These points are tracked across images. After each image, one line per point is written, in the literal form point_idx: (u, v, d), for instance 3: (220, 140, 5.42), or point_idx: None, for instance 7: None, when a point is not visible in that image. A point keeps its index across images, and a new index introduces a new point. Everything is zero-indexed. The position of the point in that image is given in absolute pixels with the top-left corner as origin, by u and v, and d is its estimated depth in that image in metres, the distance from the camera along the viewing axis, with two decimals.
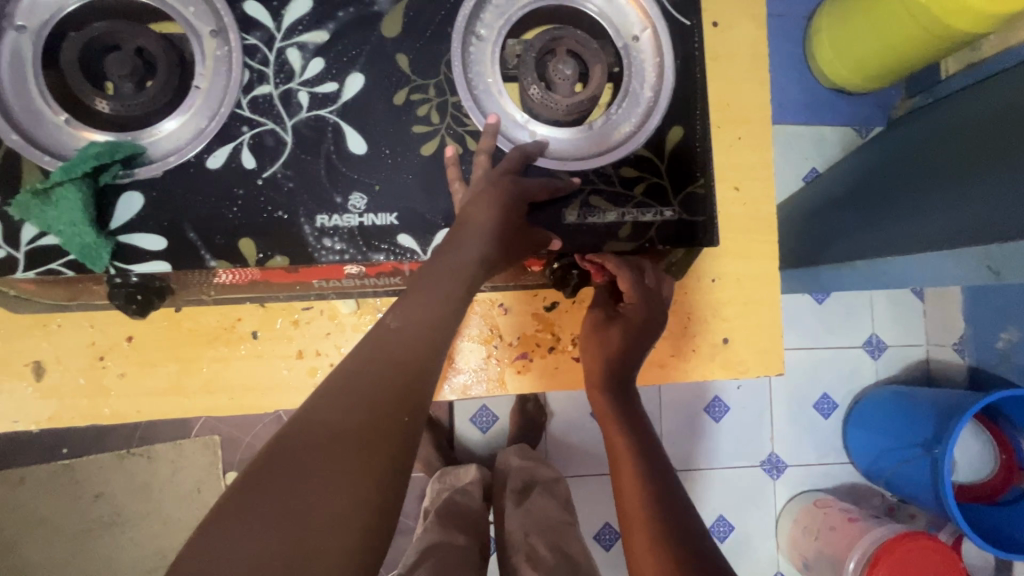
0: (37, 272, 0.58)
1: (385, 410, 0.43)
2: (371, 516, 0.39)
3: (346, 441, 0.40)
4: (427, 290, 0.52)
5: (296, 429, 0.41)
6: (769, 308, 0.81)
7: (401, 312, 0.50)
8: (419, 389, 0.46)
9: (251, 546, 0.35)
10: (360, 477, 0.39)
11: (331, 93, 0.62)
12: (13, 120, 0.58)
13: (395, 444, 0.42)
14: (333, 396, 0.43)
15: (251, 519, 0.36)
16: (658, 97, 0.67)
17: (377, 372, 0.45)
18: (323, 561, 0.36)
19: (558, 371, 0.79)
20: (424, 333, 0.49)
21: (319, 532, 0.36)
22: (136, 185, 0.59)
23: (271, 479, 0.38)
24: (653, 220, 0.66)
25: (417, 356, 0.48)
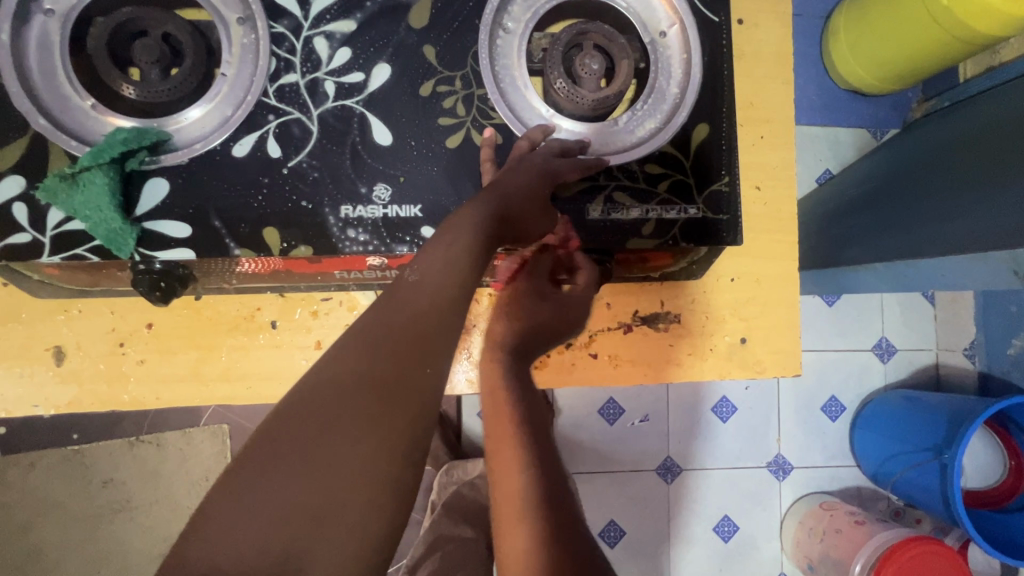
0: (62, 257, 0.58)
1: (409, 363, 0.40)
2: (397, 472, 0.37)
3: (369, 393, 0.38)
4: (447, 237, 0.49)
5: (316, 377, 0.39)
6: (788, 308, 0.81)
7: (420, 263, 0.46)
8: (445, 341, 0.43)
9: (274, 495, 0.34)
10: (381, 433, 0.38)
11: (357, 83, 0.62)
12: (41, 105, 0.58)
13: (419, 399, 0.40)
14: (352, 344, 0.40)
15: (265, 477, 0.34)
16: (684, 94, 0.66)
17: (397, 324, 0.42)
18: (347, 517, 0.35)
19: (575, 368, 0.78)
20: (449, 281, 0.45)
21: (342, 485, 0.35)
22: (162, 172, 0.59)
23: (285, 438, 0.36)
24: (677, 217, 0.65)
25: (440, 307, 0.44)
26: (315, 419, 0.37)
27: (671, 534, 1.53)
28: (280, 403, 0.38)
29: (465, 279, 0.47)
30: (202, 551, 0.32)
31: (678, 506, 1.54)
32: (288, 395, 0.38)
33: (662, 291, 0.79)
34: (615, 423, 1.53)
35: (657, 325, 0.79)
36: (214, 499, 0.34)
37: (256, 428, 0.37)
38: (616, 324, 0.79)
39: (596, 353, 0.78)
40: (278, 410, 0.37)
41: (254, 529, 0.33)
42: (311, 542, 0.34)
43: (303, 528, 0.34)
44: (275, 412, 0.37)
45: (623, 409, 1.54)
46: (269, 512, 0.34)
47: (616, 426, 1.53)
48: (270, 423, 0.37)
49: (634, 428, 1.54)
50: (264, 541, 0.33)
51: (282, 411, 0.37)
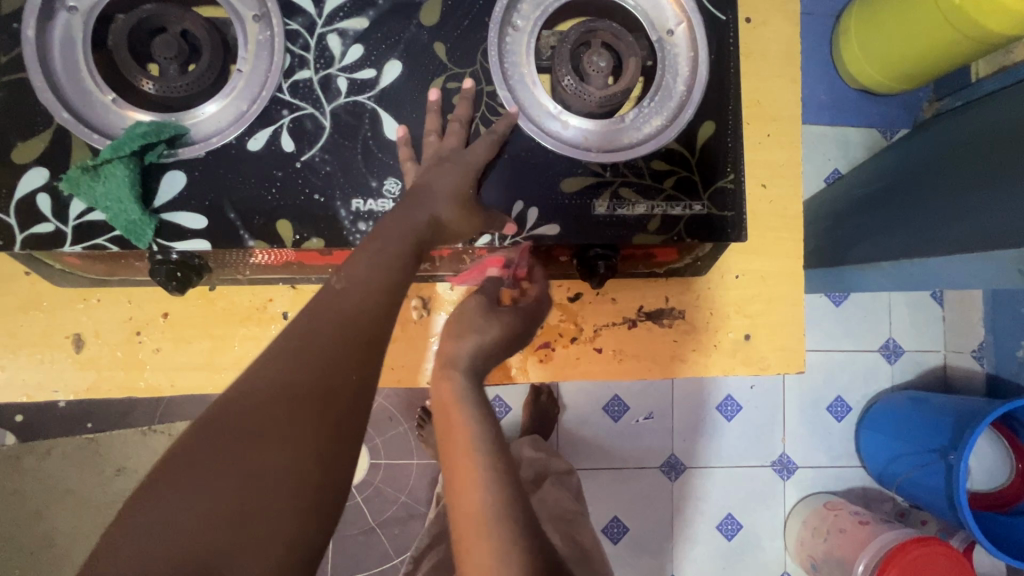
0: (84, 247, 0.59)
1: (337, 368, 0.41)
2: (323, 472, 0.38)
3: (295, 399, 0.39)
4: (379, 246, 0.50)
5: (239, 388, 0.39)
6: (792, 305, 0.81)
7: (347, 269, 0.47)
8: (372, 346, 0.44)
9: (190, 509, 0.34)
10: (306, 437, 0.38)
11: (369, 79, 0.63)
12: (65, 99, 0.60)
13: (347, 402, 0.41)
14: (278, 353, 0.41)
15: (177, 493, 0.34)
16: (690, 92, 0.67)
17: (326, 326, 0.43)
18: (270, 523, 0.35)
19: (580, 362, 0.79)
20: (378, 289, 0.47)
21: (266, 490, 0.36)
22: (180, 165, 0.61)
23: (200, 454, 0.36)
24: (682, 213, 0.66)
25: (370, 313, 0.45)
26: (236, 430, 0.37)
27: (675, 531, 1.54)
28: (202, 418, 0.38)
29: (395, 285, 0.48)
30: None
31: (681, 503, 1.54)
32: (209, 409, 0.39)
33: (667, 287, 0.80)
34: (619, 419, 1.54)
35: (662, 321, 0.80)
36: (126, 518, 0.34)
37: (175, 444, 0.37)
38: (621, 319, 0.80)
39: (600, 347, 0.80)
40: (198, 426, 0.38)
41: (166, 545, 0.32)
42: (232, 555, 0.34)
43: (223, 539, 0.34)
44: (196, 427, 0.38)
45: (628, 406, 1.55)
46: (182, 528, 0.33)
47: (620, 423, 1.54)
48: (190, 438, 0.37)
49: (639, 425, 1.55)
50: (174, 561, 0.32)
51: (203, 425, 0.38)
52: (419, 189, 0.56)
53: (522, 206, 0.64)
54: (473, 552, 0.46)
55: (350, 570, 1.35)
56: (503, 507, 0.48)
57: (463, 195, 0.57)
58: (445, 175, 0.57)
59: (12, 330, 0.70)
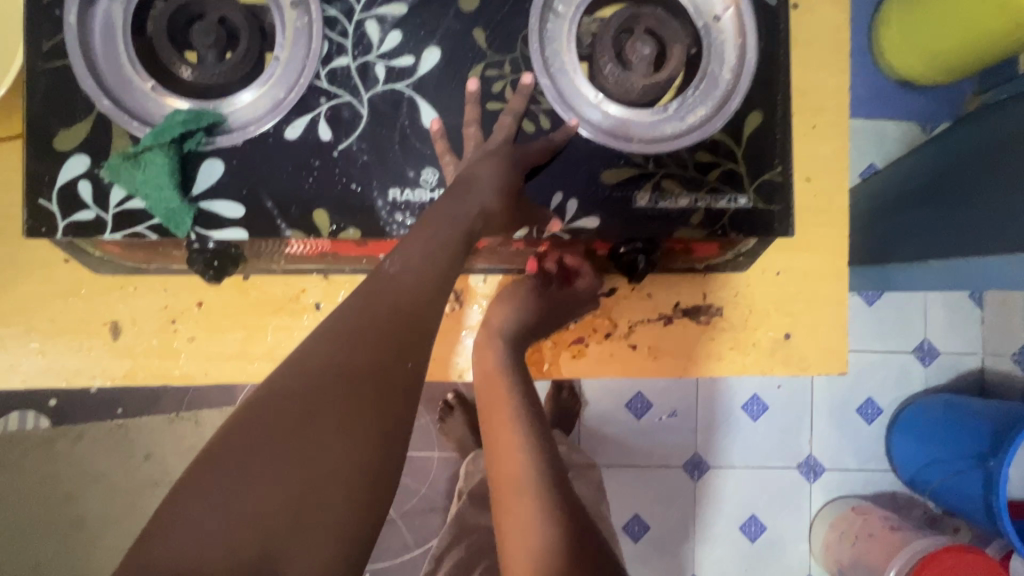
0: (123, 234, 0.59)
1: (392, 355, 0.40)
2: (376, 462, 0.38)
3: (350, 384, 0.38)
4: (428, 232, 0.50)
5: (294, 368, 0.39)
6: (836, 303, 0.78)
7: (400, 256, 0.47)
8: (424, 334, 0.43)
9: (246, 492, 0.34)
10: (360, 428, 0.38)
11: (407, 67, 0.62)
12: (105, 86, 0.59)
13: (403, 391, 0.40)
14: (331, 335, 0.40)
15: (234, 475, 0.34)
16: (737, 80, 0.65)
17: (380, 312, 0.42)
18: (325, 511, 0.35)
19: (613, 358, 0.77)
20: (427, 277, 0.46)
21: (320, 477, 0.36)
22: (218, 153, 0.60)
23: (257, 436, 0.36)
24: (727, 207, 0.64)
25: (421, 301, 0.44)
26: (290, 412, 0.37)
27: (697, 532, 1.52)
28: (255, 395, 0.38)
29: (443, 274, 0.47)
30: (167, 550, 0.31)
31: (703, 503, 1.52)
32: (262, 388, 0.38)
33: (705, 283, 0.78)
34: (642, 416, 1.52)
35: (699, 317, 0.78)
36: (180, 496, 0.34)
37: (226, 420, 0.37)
38: (657, 315, 0.78)
39: (634, 344, 0.77)
40: (251, 403, 0.37)
41: (225, 525, 0.33)
42: (289, 539, 0.34)
43: (282, 521, 0.34)
44: (247, 406, 0.37)
45: (651, 403, 1.53)
46: (243, 509, 0.33)
47: (643, 420, 1.52)
48: (243, 415, 0.37)
49: (662, 423, 1.52)
50: (234, 542, 0.32)
51: (256, 402, 0.37)
52: (463, 182, 0.55)
53: (562, 198, 0.63)
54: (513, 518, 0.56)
55: (371, 561, 1.36)
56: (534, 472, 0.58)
57: (509, 190, 0.56)
58: (489, 167, 0.56)
59: (51, 316, 0.71)
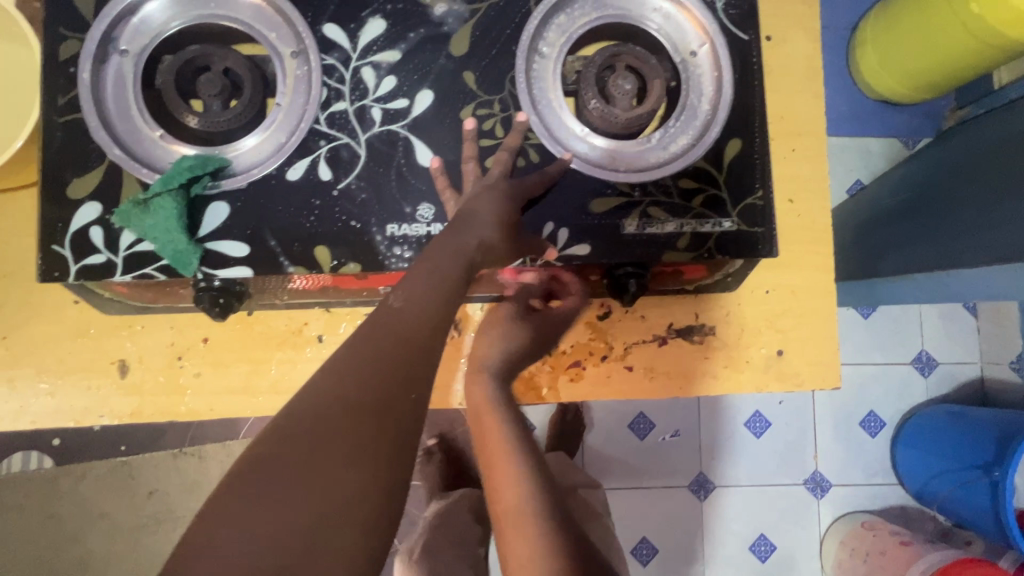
0: (133, 276, 0.62)
1: (397, 388, 0.42)
2: (384, 491, 0.39)
3: (358, 417, 0.40)
4: (428, 265, 0.51)
5: (304, 406, 0.40)
6: (826, 319, 0.80)
7: (403, 290, 0.48)
8: (425, 367, 0.45)
9: (261, 531, 0.34)
10: (370, 454, 0.39)
11: (402, 109, 0.65)
12: (117, 136, 0.63)
13: (407, 422, 0.41)
14: (340, 368, 0.42)
15: (252, 504, 0.35)
16: (716, 110, 0.68)
17: (387, 346, 0.44)
18: (336, 539, 0.36)
19: (611, 380, 0.79)
20: (432, 310, 0.48)
21: (334, 511, 0.36)
22: (223, 196, 0.63)
23: (272, 468, 0.37)
24: (711, 230, 0.67)
25: (425, 332, 0.46)
26: (303, 448, 0.38)
27: (705, 554, 1.51)
28: (266, 433, 0.39)
29: (447, 308, 0.49)
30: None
31: (711, 523, 1.51)
32: (278, 418, 0.39)
33: (697, 304, 0.80)
34: (645, 437, 1.52)
35: (693, 337, 0.80)
36: (200, 526, 0.34)
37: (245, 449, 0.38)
38: (651, 336, 0.79)
39: (630, 365, 0.79)
40: (268, 434, 0.38)
41: (242, 552, 0.33)
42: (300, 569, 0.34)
43: (292, 560, 0.34)
44: (263, 436, 0.39)
45: (654, 423, 1.53)
46: (258, 537, 0.34)
47: (646, 440, 1.53)
48: (261, 443, 0.38)
49: (665, 443, 1.53)
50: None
51: (271, 436, 0.38)
52: (464, 216, 0.57)
53: (552, 227, 0.65)
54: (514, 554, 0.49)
55: None
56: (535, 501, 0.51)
57: (505, 223, 0.58)
58: (486, 202, 0.58)
59: (61, 357, 0.73)
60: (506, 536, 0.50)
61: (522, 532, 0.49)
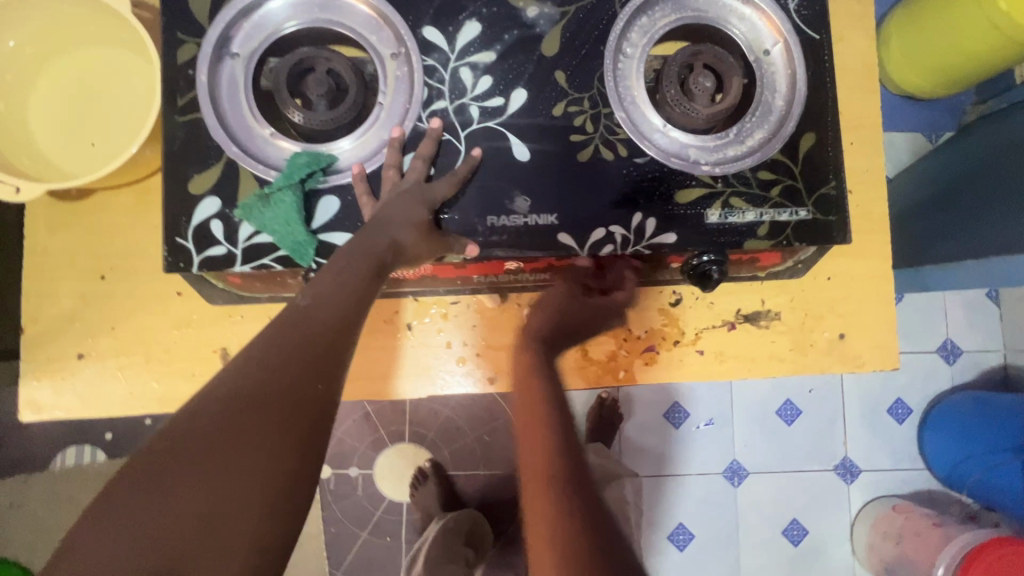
0: (252, 266, 0.65)
1: (303, 376, 0.46)
2: (295, 476, 0.43)
3: (257, 408, 0.43)
4: (344, 263, 0.55)
5: (200, 391, 0.45)
6: (884, 304, 0.85)
7: (315, 290, 0.53)
8: (323, 357, 0.48)
9: (149, 515, 0.38)
10: (270, 445, 0.43)
11: (498, 107, 0.69)
12: (233, 135, 0.67)
13: (310, 409, 0.45)
14: (235, 366, 0.46)
15: (121, 497, 0.39)
16: (790, 106, 0.72)
17: (286, 342, 0.48)
18: (233, 524, 0.40)
19: (683, 363, 0.83)
20: (330, 306, 0.52)
21: (231, 495, 0.40)
22: (333, 190, 0.66)
23: (153, 469, 0.40)
24: (789, 219, 0.71)
25: (329, 328, 0.50)
26: (199, 435, 0.42)
27: (740, 538, 1.55)
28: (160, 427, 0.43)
29: (353, 305, 0.53)
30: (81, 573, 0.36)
31: (745, 508, 1.56)
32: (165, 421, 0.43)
33: (764, 290, 0.84)
34: (681, 425, 1.56)
35: (759, 322, 0.84)
36: (83, 526, 0.38)
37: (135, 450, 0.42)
38: (721, 322, 0.83)
39: (701, 349, 0.83)
40: (157, 436, 0.42)
41: (116, 542, 0.37)
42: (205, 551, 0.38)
43: (191, 539, 0.38)
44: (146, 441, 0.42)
45: (689, 412, 1.57)
46: (153, 527, 0.38)
47: (682, 428, 1.56)
48: (147, 446, 0.42)
49: (699, 431, 1.56)
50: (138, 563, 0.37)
51: (157, 437, 0.42)
52: (389, 219, 0.60)
53: (641, 217, 0.69)
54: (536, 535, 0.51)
55: None
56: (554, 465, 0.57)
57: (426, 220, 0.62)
58: (408, 200, 0.62)
59: (167, 346, 0.77)
60: (531, 513, 0.54)
61: (549, 503, 0.53)
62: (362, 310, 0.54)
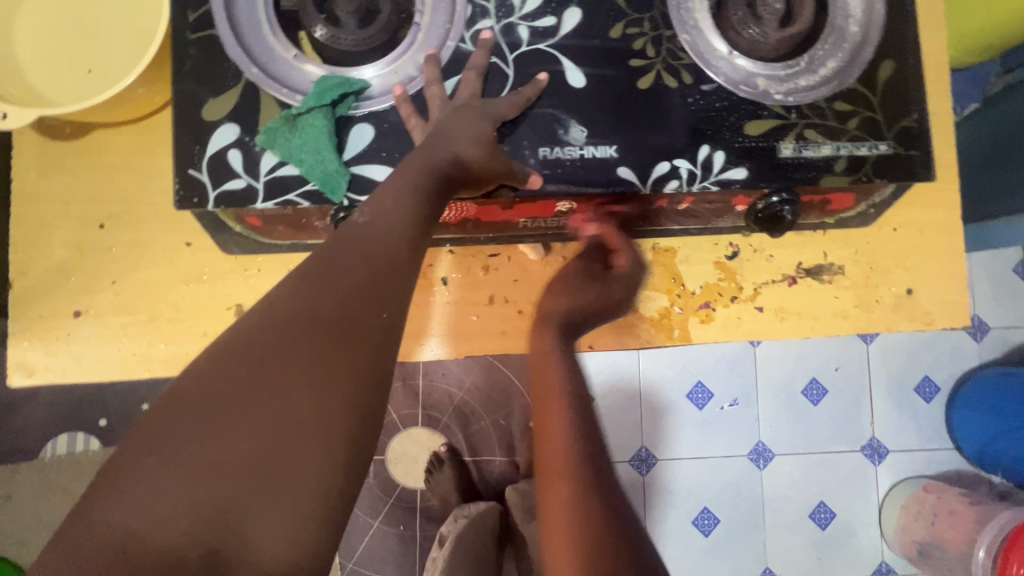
0: (275, 203, 0.57)
1: (367, 302, 0.41)
2: (355, 416, 0.38)
3: (321, 337, 0.38)
4: (399, 182, 0.49)
5: (257, 311, 0.39)
6: (954, 257, 0.78)
7: (371, 207, 0.46)
8: (391, 284, 0.43)
9: (203, 450, 0.34)
10: (335, 379, 0.38)
11: (550, 27, 0.62)
12: (252, 56, 0.59)
13: (375, 342, 0.40)
14: (298, 287, 0.40)
15: (175, 426, 0.35)
16: (866, 32, 0.66)
17: (348, 264, 0.42)
18: (293, 464, 0.36)
19: (742, 321, 0.76)
20: (394, 227, 0.45)
21: (286, 432, 0.36)
22: (367, 117, 0.59)
23: (211, 396, 0.36)
24: (869, 153, 0.64)
25: (392, 253, 0.44)
26: (253, 362, 0.37)
27: (765, 521, 1.41)
28: (206, 355, 0.38)
29: (418, 225, 0.47)
30: (129, 510, 0.32)
31: (775, 493, 1.41)
32: (219, 343, 0.38)
33: (826, 241, 0.77)
34: (705, 407, 1.40)
35: (822, 277, 0.77)
36: (132, 453, 0.34)
37: (187, 373, 0.37)
38: (781, 276, 0.77)
39: (760, 306, 0.76)
40: (211, 359, 0.37)
41: (172, 476, 0.33)
42: (259, 494, 0.35)
43: (249, 480, 0.35)
44: (200, 363, 0.37)
45: (713, 392, 1.41)
46: (210, 462, 0.34)
47: (705, 410, 1.40)
48: (203, 369, 0.37)
49: (725, 413, 1.41)
50: (192, 503, 0.33)
51: (212, 359, 0.37)
52: (439, 134, 0.53)
53: (709, 150, 0.62)
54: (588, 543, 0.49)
55: None
56: (581, 455, 0.50)
57: (486, 136, 0.55)
58: (464, 115, 0.55)
59: (174, 303, 0.68)
60: (550, 516, 0.48)
61: (575, 515, 0.46)
62: (426, 234, 0.47)
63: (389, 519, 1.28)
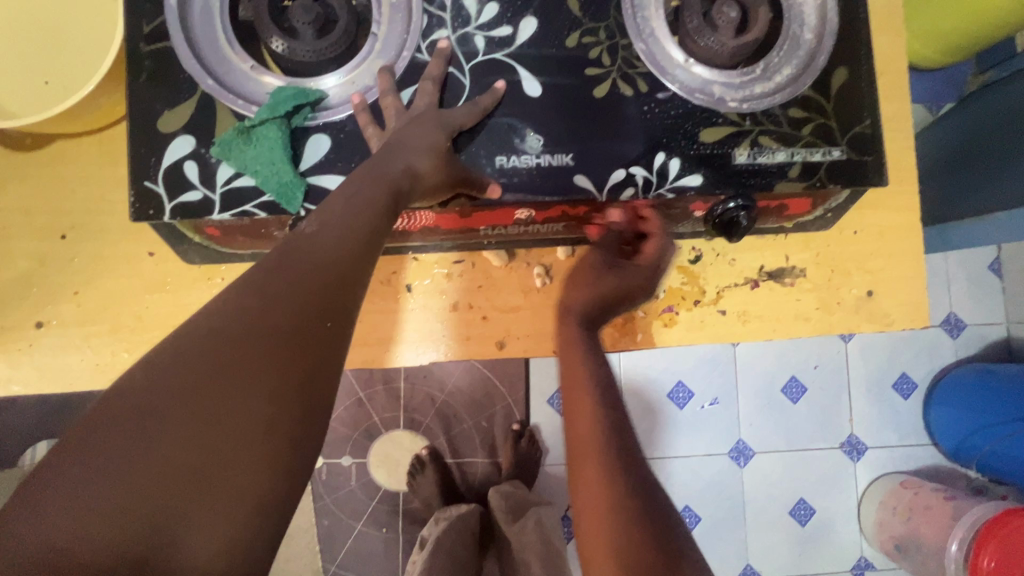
0: (232, 214, 0.58)
1: (314, 311, 0.41)
2: (297, 427, 0.38)
3: (265, 346, 0.38)
4: (351, 190, 0.49)
5: (199, 318, 0.39)
6: (913, 258, 0.80)
7: (320, 217, 0.46)
8: (338, 293, 0.43)
9: (135, 461, 0.33)
10: (279, 388, 0.38)
11: (506, 37, 0.62)
12: (209, 68, 0.59)
13: (321, 351, 0.40)
14: (243, 295, 0.40)
15: (107, 436, 0.33)
16: (820, 39, 0.67)
17: (295, 272, 0.42)
18: (233, 473, 0.35)
19: (705, 325, 0.77)
20: (343, 236, 0.45)
21: (226, 441, 0.35)
22: (323, 127, 0.59)
23: (147, 404, 0.34)
24: (823, 159, 0.65)
25: (341, 262, 0.44)
26: (195, 370, 0.36)
27: (746, 518, 1.42)
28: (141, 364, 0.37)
29: (368, 235, 0.47)
30: (52, 523, 0.31)
31: (754, 490, 1.43)
32: (155, 352, 0.37)
33: (787, 245, 0.78)
34: (685, 406, 1.41)
35: (784, 280, 0.78)
36: (56, 465, 0.32)
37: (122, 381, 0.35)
38: (743, 279, 0.78)
39: (723, 309, 0.78)
40: (148, 368, 0.36)
41: (103, 487, 0.32)
42: (196, 504, 0.34)
43: (184, 492, 0.34)
44: (137, 370, 0.36)
45: (692, 391, 1.42)
46: (144, 471, 0.33)
47: (685, 410, 1.41)
48: (139, 377, 0.36)
49: (704, 412, 1.42)
50: (122, 517, 0.32)
51: (149, 367, 0.36)
52: (393, 146, 0.53)
53: (664, 157, 0.63)
54: (590, 535, 0.45)
55: None
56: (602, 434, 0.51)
57: (440, 147, 0.56)
58: (417, 126, 0.56)
59: (139, 312, 0.69)
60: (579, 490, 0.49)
61: (600, 486, 0.47)
62: (376, 241, 0.48)
63: (371, 522, 1.29)
